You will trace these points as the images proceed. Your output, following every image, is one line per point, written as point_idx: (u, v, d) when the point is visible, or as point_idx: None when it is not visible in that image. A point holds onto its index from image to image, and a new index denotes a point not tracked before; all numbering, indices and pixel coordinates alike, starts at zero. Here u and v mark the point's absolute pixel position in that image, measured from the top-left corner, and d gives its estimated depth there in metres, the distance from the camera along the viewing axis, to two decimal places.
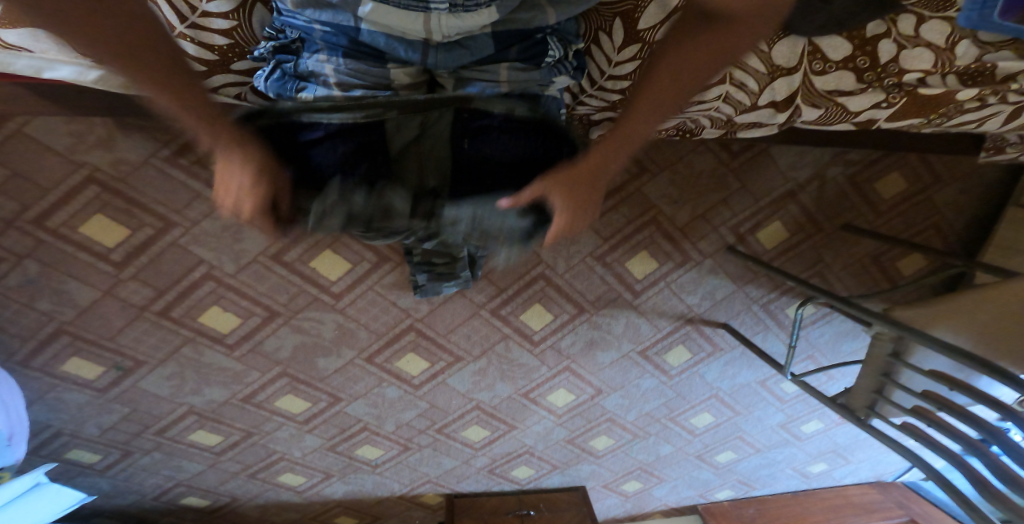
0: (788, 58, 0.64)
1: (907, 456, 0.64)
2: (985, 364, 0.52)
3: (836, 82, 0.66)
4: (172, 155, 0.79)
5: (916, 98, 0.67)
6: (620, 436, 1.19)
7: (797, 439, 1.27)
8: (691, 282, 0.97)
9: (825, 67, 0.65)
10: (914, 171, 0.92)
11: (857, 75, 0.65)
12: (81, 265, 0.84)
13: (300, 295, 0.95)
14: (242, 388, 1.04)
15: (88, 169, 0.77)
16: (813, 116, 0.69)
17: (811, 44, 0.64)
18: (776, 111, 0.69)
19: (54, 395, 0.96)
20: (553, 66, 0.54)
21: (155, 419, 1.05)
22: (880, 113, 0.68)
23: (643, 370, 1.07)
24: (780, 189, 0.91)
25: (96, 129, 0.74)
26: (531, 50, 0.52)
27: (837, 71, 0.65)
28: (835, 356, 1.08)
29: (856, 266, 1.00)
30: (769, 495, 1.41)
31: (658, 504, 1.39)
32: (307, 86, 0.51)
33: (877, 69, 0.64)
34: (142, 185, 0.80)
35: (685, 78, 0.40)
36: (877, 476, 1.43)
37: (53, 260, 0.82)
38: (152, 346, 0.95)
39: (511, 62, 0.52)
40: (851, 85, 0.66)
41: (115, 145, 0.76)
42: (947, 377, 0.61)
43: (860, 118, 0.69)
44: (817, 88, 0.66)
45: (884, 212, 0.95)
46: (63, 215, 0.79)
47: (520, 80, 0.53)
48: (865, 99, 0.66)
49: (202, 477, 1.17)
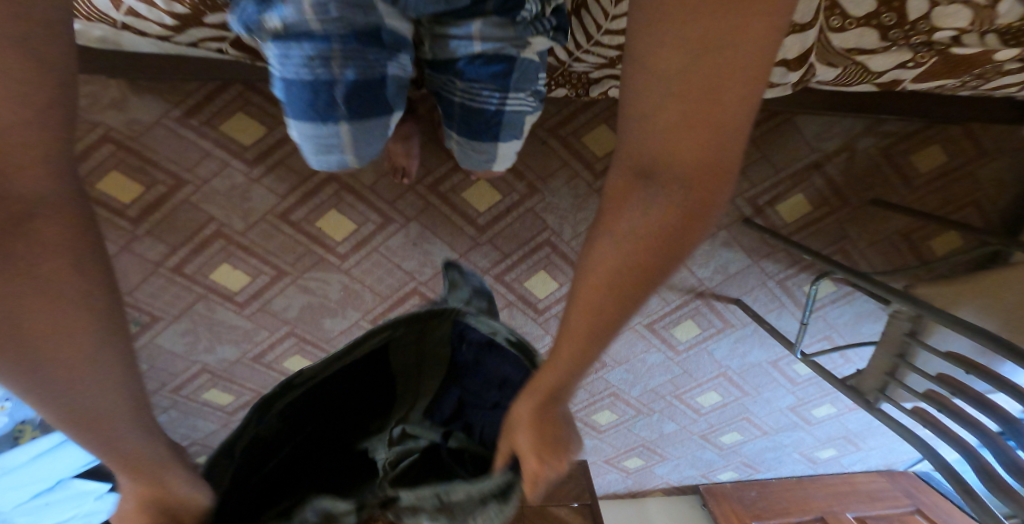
0: (803, 13, 0.58)
1: (913, 440, 0.61)
2: (992, 337, 0.49)
3: (858, 40, 0.60)
4: (182, 115, 0.81)
5: (947, 58, 0.61)
6: (624, 412, 1.18)
7: (806, 423, 1.24)
8: (702, 256, 0.94)
9: (845, 24, 0.59)
10: (952, 143, 0.86)
11: (882, 33, 0.59)
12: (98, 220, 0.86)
13: (307, 255, 0.96)
14: (252, 347, 1.06)
15: (102, 128, 0.79)
16: (831, 76, 0.65)
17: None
18: (788, 70, 0.62)
19: None
20: (531, 23, 0.52)
21: (170, 377, 1.08)
22: (906, 73, 0.63)
23: (649, 343, 1.05)
24: (803, 160, 0.87)
25: (110, 89, 0.77)
26: (510, 3, 0.50)
27: (858, 29, 0.59)
28: (853, 336, 1.03)
29: (885, 244, 0.95)
30: (773, 479, 1.39)
31: (659, 482, 1.38)
32: (272, 9, 0.42)
33: (904, 26, 0.58)
34: (154, 143, 0.82)
35: (634, 268, 0.34)
36: (888, 465, 1.39)
37: None
38: (167, 303, 0.97)
39: (487, 15, 0.50)
40: (874, 44, 0.60)
41: (127, 106, 0.79)
42: (963, 359, 0.57)
43: (883, 79, 0.65)
44: (835, 47, 0.61)
45: (918, 187, 0.90)
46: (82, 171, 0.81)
47: (494, 36, 0.52)
48: (889, 58, 0.61)
49: (216, 436, 1.21)
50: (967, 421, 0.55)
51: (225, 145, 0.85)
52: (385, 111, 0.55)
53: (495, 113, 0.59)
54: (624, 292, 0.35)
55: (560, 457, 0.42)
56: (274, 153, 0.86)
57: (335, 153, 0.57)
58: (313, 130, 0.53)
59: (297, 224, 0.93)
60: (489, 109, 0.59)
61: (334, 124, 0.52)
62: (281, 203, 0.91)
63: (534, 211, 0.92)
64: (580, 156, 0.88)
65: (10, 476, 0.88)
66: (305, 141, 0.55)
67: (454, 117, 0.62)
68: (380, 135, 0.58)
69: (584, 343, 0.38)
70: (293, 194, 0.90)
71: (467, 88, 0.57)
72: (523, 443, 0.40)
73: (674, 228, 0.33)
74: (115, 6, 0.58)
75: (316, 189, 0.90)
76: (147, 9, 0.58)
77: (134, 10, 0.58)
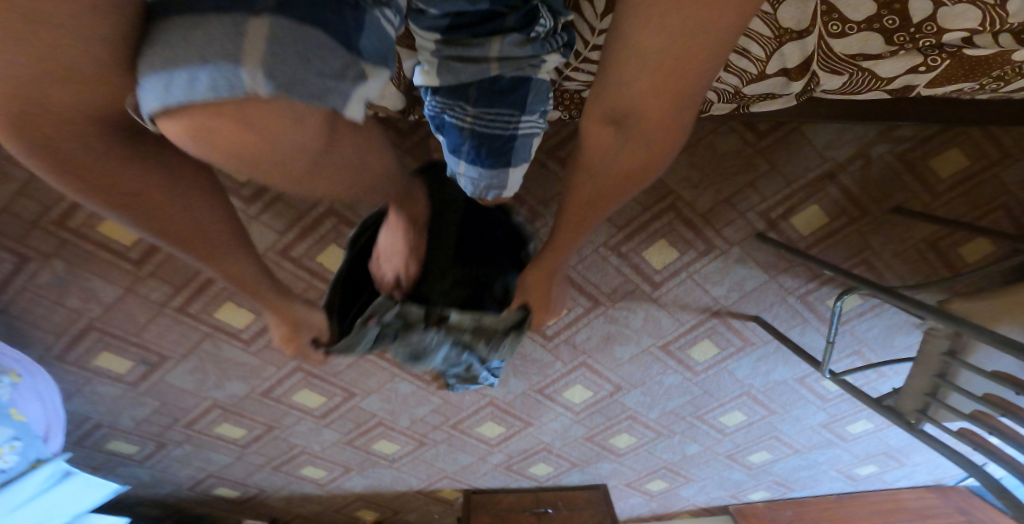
0: (796, 19, 0.53)
1: (962, 468, 0.55)
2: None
3: (861, 45, 0.54)
4: None
5: (961, 60, 0.54)
6: (643, 434, 1.13)
7: (841, 440, 1.17)
8: (716, 273, 0.90)
9: (844, 29, 0.53)
10: (978, 147, 0.80)
11: (886, 38, 0.53)
12: (100, 263, 0.85)
13: (310, 289, 0.95)
14: (261, 382, 1.05)
15: None
16: (836, 84, 0.58)
17: (825, 2, 0.51)
18: (789, 80, 0.58)
19: (90, 389, 1.00)
20: (545, 39, 0.46)
21: (183, 413, 1.07)
22: (919, 78, 0.56)
23: (665, 365, 1.00)
24: (820, 169, 0.81)
25: None
26: (530, 16, 0.43)
27: (860, 33, 0.53)
28: (885, 351, 0.98)
29: (908, 251, 0.90)
30: (809, 498, 1.32)
31: (685, 504, 1.32)
32: None
33: (908, 29, 0.52)
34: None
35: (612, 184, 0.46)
36: (936, 480, 1.30)
37: (77, 259, 0.84)
38: (174, 341, 0.97)
39: (506, 33, 0.43)
40: (879, 48, 0.54)
41: None
42: (1012, 378, 0.50)
43: (893, 85, 0.58)
44: (836, 53, 0.54)
45: (941, 193, 0.84)
46: (80, 216, 0.81)
47: (515, 56, 0.45)
48: (898, 64, 0.54)
49: (230, 469, 1.20)
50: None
51: None
52: (345, 49, 0.29)
53: (507, 138, 0.53)
54: (594, 206, 0.50)
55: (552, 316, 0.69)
56: (270, 189, 0.84)
57: (211, 94, 0.26)
58: (195, 31, 0.25)
59: (296, 259, 0.91)
60: (505, 134, 0.52)
61: (235, 10, 0.25)
62: (279, 240, 0.89)
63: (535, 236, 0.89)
64: None
65: (24, 509, 0.85)
66: (167, 69, 0.26)
67: (461, 148, 0.54)
68: (314, 91, 0.28)
69: (574, 231, 0.54)
70: (291, 229, 0.88)
71: (481, 113, 0.51)
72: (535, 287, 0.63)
73: (635, 164, 0.42)
74: None
75: (314, 224, 0.89)
76: None
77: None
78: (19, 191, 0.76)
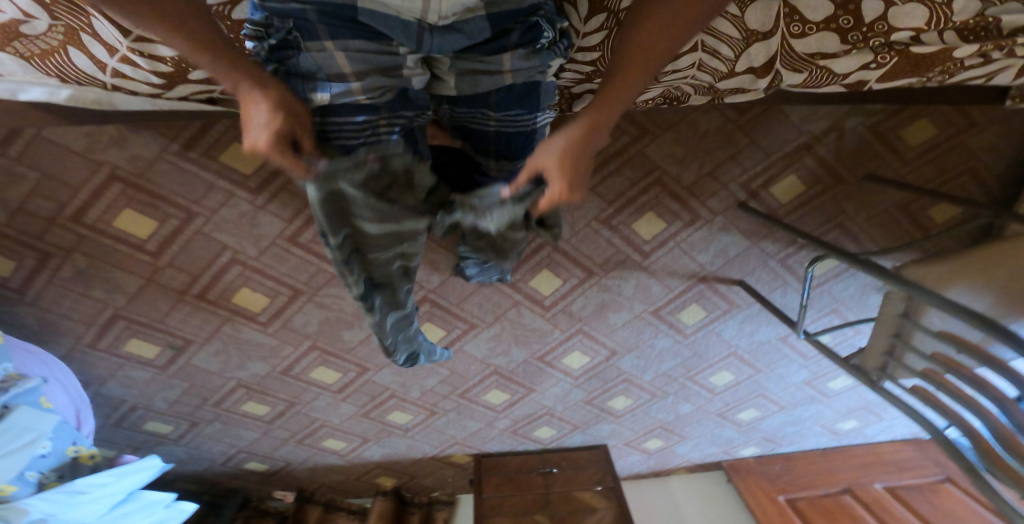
0: (762, 22, 0.58)
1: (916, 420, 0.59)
2: (985, 321, 0.47)
3: (819, 44, 0.59)
4: (181, 149, 0.83)
5: (908, 58, 0.59)
6: (638, 396, 1.21)
7: (824, 396, 1.28)
8: (701, 241, 0.96)
9: (804, 29, 0.57)
10: (945, 117, 0.85)
11: (841, 37, 0.58)
12: (121, 255, 0.91)
13: (319, 273, 1.01)
14: (280, 361, 1.13)
15: (108, 168, 0.82)
16: (797, 80, 0.63)
17: (787, 5, 0.56)
18: (756, 77, 0.62)
19: (122, 373, 1.07)
20: (550, 48, 0.50)
21: (211, 392, 1.15)
22: (870, 74, 0.61)
23: (657, 329, 1.07)
24: (796, 142, 0.86)
25: (107, 130, 0.78)
26: (529, 34, 0.47)
27: (818, 33, 0.58)
28: (860, 310, 1.07)
29: (879, 216, 0.96)
30: (796, 452, 1.43)
31: (681, 461, 1.42)
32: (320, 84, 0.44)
33: (862, 27, 0.57)
34: (160, 178, 0.85)
35: (665, 41, 0.41)
36: (914, 433, 1.41)
37: (97, 253, 0.90)
38: (196, 326, 1.04)
39: (512, 49, 0.48)
40: (835, 47, 0.59)
41: (126, 144, 0.80)
42: (958, 338, 0.55)
43: (848, 81, 0.62)
44: (798, 52, 0.59)
45: (910, 160, 0.90)
46: (95, 211, 0.85)
47: (524, 69, 0.49)
48: (852, 60, 0.59)
49: (258, 444, 1.28)
50: (967, 400, 0.54)
51: (227, 176, 0.87)
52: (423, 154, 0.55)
53: (526, 133, 0.56)
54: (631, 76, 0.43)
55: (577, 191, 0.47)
56: (277, 179, 0.89)
57: None
58: None
59: (305, 245, 0.98)
60: (526, 130, 0.56)
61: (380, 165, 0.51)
62: (287, 227, 0.95)
63: None
64: None
65: (80, 496, 0.83)
66: None
67: (488, 146, 0.58)
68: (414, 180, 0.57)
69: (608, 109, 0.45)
70: (297, 217, 0.95)
71: (503, 116, 0.54)
72: (558, 187, 0.45)
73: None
74: (100, 69, 0.53)
75: None
76: (132, 69, 0.53)
77: (120, 71, 0.53)
78: (33, 191, 0.80)
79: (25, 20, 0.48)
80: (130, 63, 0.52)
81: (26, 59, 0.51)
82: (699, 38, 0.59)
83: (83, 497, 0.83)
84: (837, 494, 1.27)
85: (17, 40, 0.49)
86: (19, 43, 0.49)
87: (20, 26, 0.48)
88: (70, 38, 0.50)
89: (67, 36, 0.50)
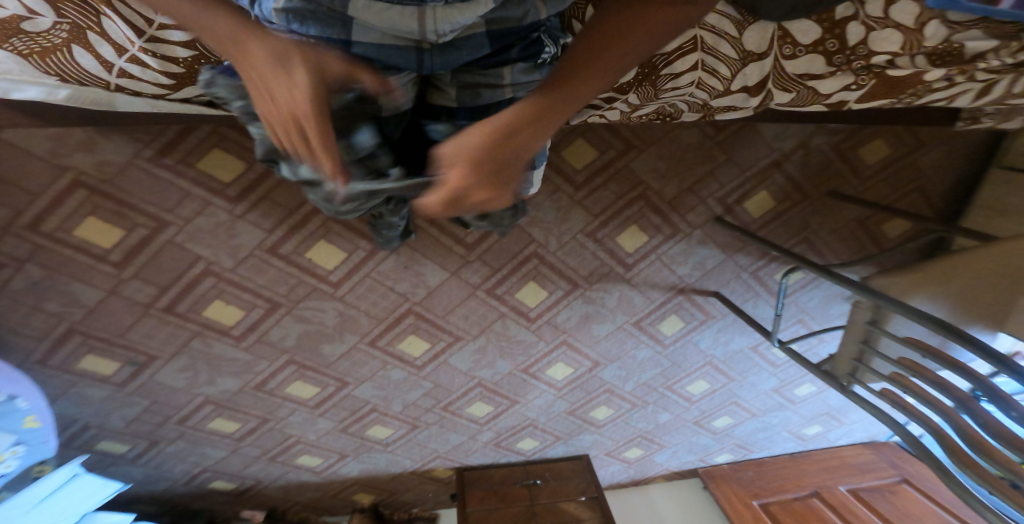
0: (758, 44, 0.61)
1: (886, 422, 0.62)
2: (949, 329, 0.51)
3: (807, 66, 0.62)
4: (155, 155, 0.80)
5: (885, 80, 0.64)
6: (619, 406, 1.23)
7: (791, 402, 1.34)
8: (681, 254, 0.99)
9: (794, 51, 0.61)
10: (897, 137, 0.93)
11: (828, 59, 0.62)
12: (80, 266, 0.86)
13: (300, 286, 0.98)
14: (254, 376, 1.08)
15: (72, 174, 0.77)
16: (785, 99, 0.67)
17: (781, 29, 0.60)
18: (749, 96, 0.65)
19: (76, 391, 1.00)
20: (552, 63, 0.51)
21: (175, 410, 1.09)
22: (851, 94, 0.66)
23: (638, 340, 1.10)
24: (768, 159, 0.92)
25: (74, 133, 0.74)
26: (530, 48, 0.48)
27: (807, 55, 0.62)
28: (824, 319, 1.13)
29: (842, 229, 1.03)
30: (767, 458, 1.49)
31: (660, 470, 1.44)
32: None
33: (846, 52, 0.61)
34: (130, 186, 0.81)
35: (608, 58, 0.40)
36: (871, 437, 1.51)
37: (53, 264, 0.84)
38: (162, 341, 0.98)
39: (513, 63, 0.49)
40: (822, 68, 0.63)
41: (94, 149, 0.76)
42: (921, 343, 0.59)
43: (831, 100, 0.67)
44: (788, 72, 0.63)
45: (868, 178, 0.97)
46: (54, 220, 0.80)
47: (525, 82, 0.50)
48: (835, 82, 0.64)
49: (227, 463, 1.22)
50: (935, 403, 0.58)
51: (204, 184, 0.84)
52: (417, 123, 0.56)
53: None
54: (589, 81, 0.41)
55: (482, 185, 0.45)
56: (257, 188, 0.87)
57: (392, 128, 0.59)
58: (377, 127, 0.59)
59: (286, 256, 0.95)
60: None
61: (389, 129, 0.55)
62: (267, 237, 0.92)
63: (520, 226, 0.91)
64: (561, 174, 0.86)
65: (50, 501, 0.82)
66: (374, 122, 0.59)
67: None
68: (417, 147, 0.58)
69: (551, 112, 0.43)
70: (278, 227, 0.92)
71: None
72: (457, 174, 0.43)
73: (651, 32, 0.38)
74: (106, 69, 0.50)
75: (303, 222, 0.92)
76: (141, 70, 0.51)
77: (128, 71, 0.51)
78: None
79: (31, 17, 0.44)
80: (141, 63, 0.50)
81: (24, 58, 0.47)
82: (700, 58, 0.60)
83: (58, 498, 0.83)
84: (807, 498, 1.33)
85: (15, 37, 0.45)
86: (17, 40, 0.45)
87: (21, 22, 0.44)
88: (76, 36, 0.47)
89: (73, 34, 0.47)
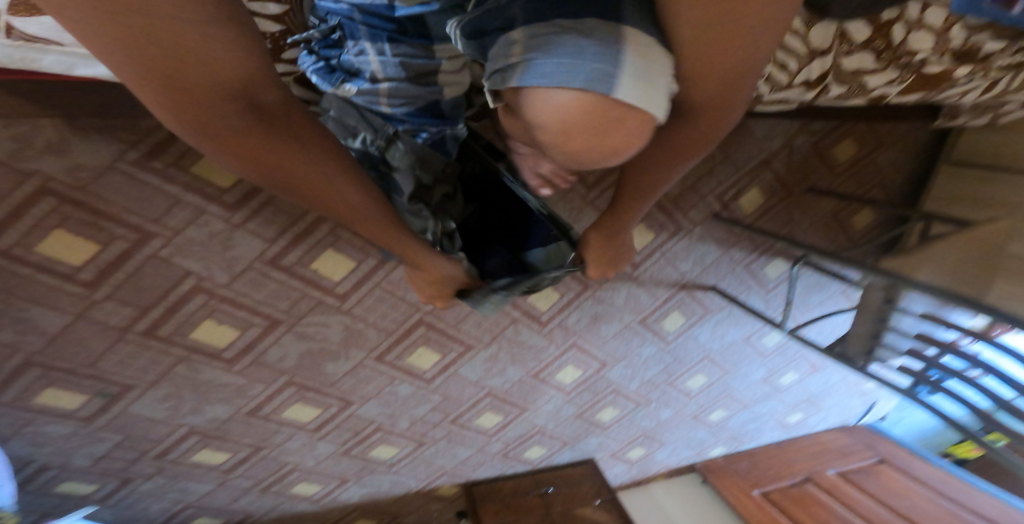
0: (822, 40, 0.69)
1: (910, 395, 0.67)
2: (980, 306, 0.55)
3: (859, 62, 0.72)
4: (142, 157, 0.74)
5: (922, 76, 0.73)
6: (625, 406, 1.25)
7: (777, 391, 1.42)
8: (683, 250, 1.04)
9: (850, 49, 0.70)
10: (863, 137, 1.04)
11: (876, 56, 0.71)
12: (44, 288, 0.76)
13: (303, 300, 0.93)
14: (247, 401, 1.00)
15: (39, 179, 0.69)
16: (836, 93, 0.75)
17: (840, 28, 0.68)
18: (807, 88, 0.74)
19: (31, 429, 0.87)
20: None
21: (153, 443, 0.98)
22: (891, 89, 0.75)
23: (643, 338, 1.13)
24: (757, 158, 0.99)
25: (44, 131, 0.67)
26: None
27: (859, 53, 0.71)
28: (808, 309, 1.22)
29: (822, 223, 1.12)
30: (756, 447, 1.55)
31: (660, 467, 1.47)
32: (353, 80, 0.52)
33: (892, 50, 0.70)
34: (109, 193, 0.74)
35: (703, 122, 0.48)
36: (843, 422, 1.62)
37: (10, 285, 0.74)
38: (140, 369, 0.89)
39: None
40: (871, 65, 0.72)
41: (68, 150, 0.69)
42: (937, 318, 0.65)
43: (872, 94, 0.76)
44: (845, 68, 0.72)
45: (840, 175, 1.07)
46: (15, 233, 0.71)
47: None
48: (882, 77, 0.73)
49: (212, 497, 1.11)
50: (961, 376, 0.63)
51: (198, 190, 0.79)
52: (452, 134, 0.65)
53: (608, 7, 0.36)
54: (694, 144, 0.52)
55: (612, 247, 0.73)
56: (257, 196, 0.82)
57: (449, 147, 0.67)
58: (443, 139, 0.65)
59: (288, 268, 0.90)
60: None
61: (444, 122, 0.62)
62: (269, 248, 0.87)
63: None
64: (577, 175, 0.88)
65: None
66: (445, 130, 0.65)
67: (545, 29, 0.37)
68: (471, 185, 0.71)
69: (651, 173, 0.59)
70: (281, 237, 0.87)
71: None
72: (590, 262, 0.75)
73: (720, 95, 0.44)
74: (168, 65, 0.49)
75: (308, 231, 0.88)
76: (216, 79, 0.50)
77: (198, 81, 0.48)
78: None
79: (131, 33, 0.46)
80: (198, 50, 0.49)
81: None
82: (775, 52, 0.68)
83: None
84: (802, 483, 1.40)
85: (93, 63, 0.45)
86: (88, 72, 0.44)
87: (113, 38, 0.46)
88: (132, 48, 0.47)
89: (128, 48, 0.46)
